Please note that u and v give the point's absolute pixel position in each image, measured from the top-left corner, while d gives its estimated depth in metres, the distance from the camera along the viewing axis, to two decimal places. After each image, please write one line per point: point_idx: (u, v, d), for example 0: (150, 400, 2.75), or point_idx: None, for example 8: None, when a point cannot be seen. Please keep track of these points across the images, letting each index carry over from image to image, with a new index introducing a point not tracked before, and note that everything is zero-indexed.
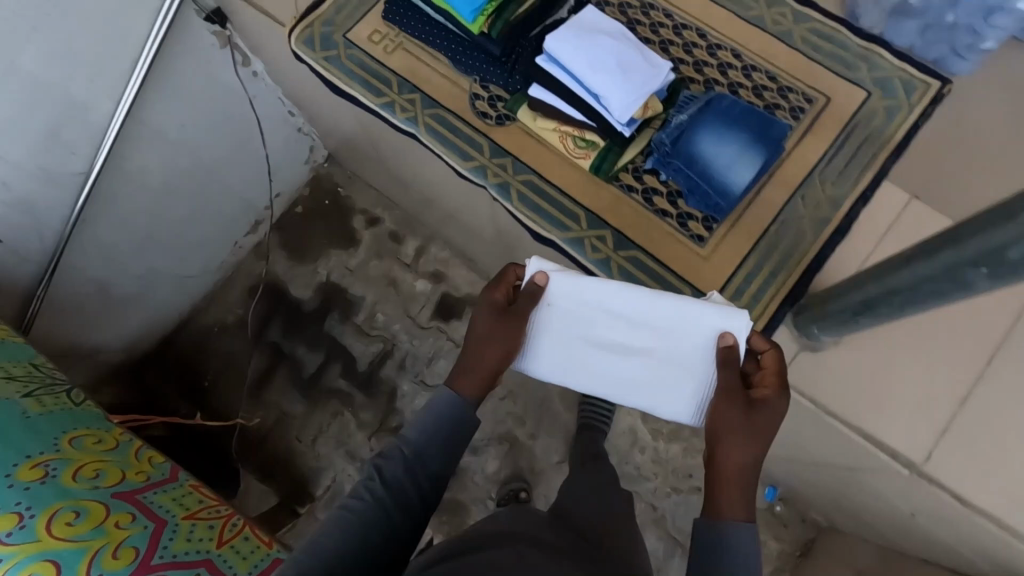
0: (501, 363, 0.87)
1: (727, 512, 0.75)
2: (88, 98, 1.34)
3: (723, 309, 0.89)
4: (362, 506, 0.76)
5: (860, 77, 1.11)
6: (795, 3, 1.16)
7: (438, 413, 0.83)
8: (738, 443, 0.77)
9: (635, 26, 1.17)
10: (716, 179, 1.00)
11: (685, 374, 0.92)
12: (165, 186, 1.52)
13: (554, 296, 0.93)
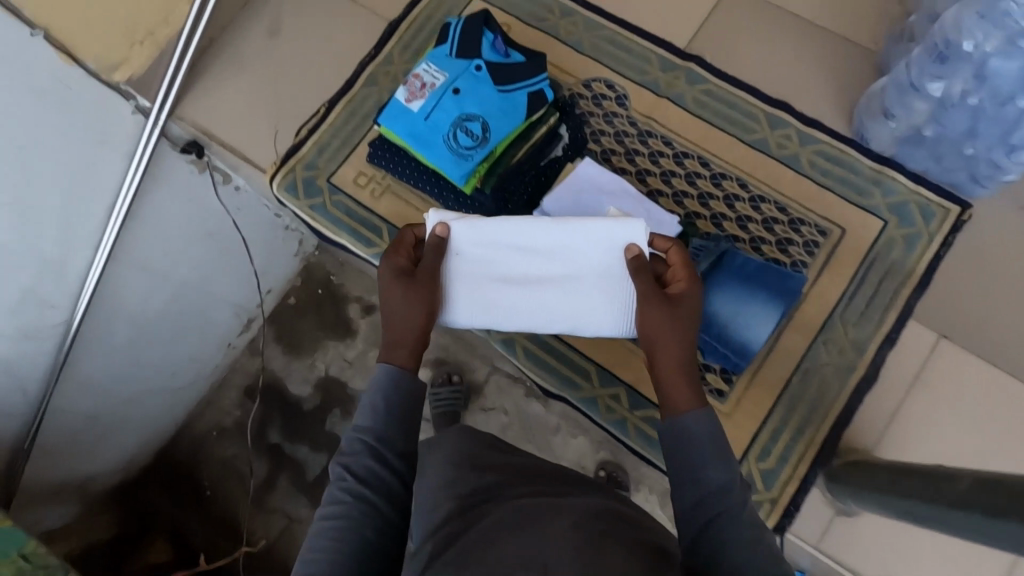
0: (425, 319, 0.79)
1: (678, 406, 0.70)
2: (64, 252, 1.20)
3: (615, 219, 0.85)
4: (347, 510, 0.65)
5: (875, 204, 1.06)
6: (799, 123, 1.11)
7: (381, 391, 0.73)
8: (664, 335, 0.74)
9: (633, 157, 1.12)
10: (735, 336, 0.95)
11: (607, 290, 0.88)
12: (151, 313, 1.42)
13: (460, 245, 0.88)
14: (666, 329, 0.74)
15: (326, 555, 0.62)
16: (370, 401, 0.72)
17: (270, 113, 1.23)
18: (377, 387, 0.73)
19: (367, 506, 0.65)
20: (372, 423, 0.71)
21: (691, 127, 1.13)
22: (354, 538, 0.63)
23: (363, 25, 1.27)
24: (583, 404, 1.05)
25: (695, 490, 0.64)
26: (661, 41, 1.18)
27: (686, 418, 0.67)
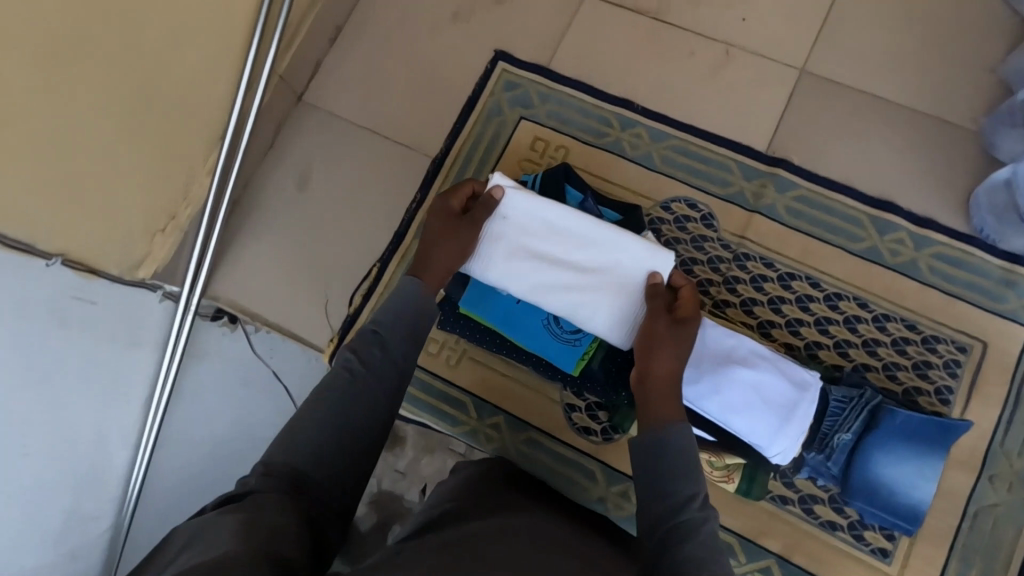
0: (446, 266, 0.83)
1: (660, 417, 0.75)
2: (100, 458, 1.01)
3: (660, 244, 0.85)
4: (343, 388, 0.69)
5: (1013, 308, 0.95)
6: (910, 224, 1.00)
7: (408, 317, 0.77)
8: (662, 352, 0.78)
9: (733, 285, 1.01)
10: (898, 497, 0.84)
11: (628, 296, 0.83)
12: (191, 477, 1.03)
13: (505, 206, 0.85)
14: (665, 346, 0.79)
15: (316, 445, 0.64)
16: (390, 307, 0.78)
17: (316, 279, 1.11)
18: (401, 310, 0.78)
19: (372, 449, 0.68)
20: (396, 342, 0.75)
21: (790, 242, 1.02)
22: (352, 449, 0.66)
23: (401, 164, 1.14)
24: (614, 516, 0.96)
25: (659, 500, 0.69)
26: (738, 145, 1.07)
27: (667, 432, 0.73)
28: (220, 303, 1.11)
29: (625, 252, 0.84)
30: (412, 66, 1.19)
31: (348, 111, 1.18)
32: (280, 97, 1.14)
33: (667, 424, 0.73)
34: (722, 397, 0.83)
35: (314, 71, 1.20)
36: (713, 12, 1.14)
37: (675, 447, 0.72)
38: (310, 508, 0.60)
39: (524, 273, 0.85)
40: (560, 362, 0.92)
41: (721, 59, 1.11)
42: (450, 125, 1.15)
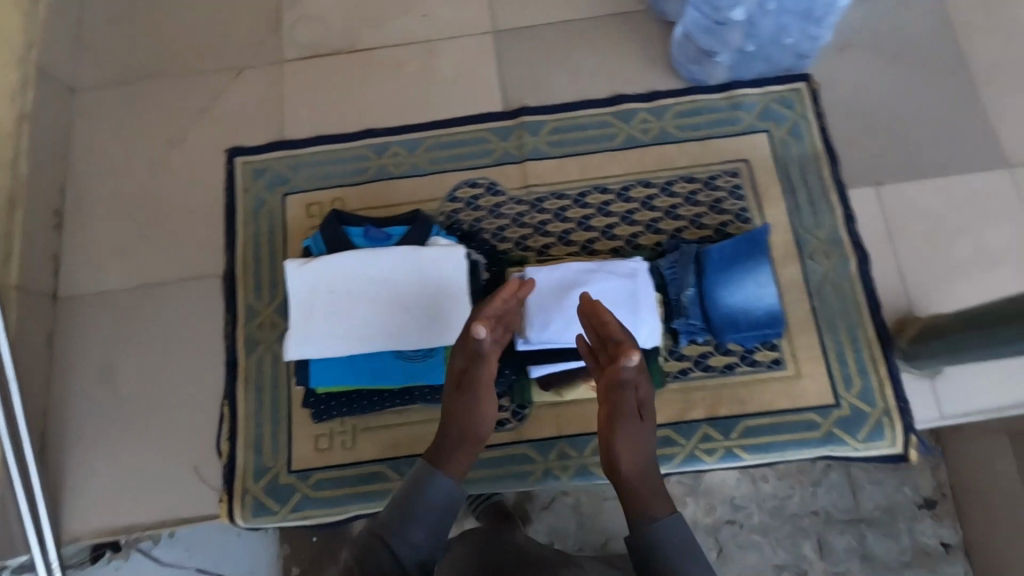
0: (482, 431, 0.74)
1: (646, 514, 0.68)
2: None
3: (448, 245, 0.87)
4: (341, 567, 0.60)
5: (749, 123, 1.11)
6: (643, 104, 1.13)
7: (444, 514, 0.66)
8: (616, 439, 0.72)
9: (544, 228, 1.07)
10: (758, 312, 0.93)
11: (446, 299, 0.86)
12: None
13: (305, 285, 0.85)
14: (614, 428, 0.72)
15: None
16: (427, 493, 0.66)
17: (173, 453, 1.01)
18: (436, 510, 0.65)
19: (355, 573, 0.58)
20: (415, 527, 0.63)
21: (567, 168, 1.10)
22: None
23: (195, 297, 1.08)
24: (578, 480, 0.97)
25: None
26: (482, 117, 1.14)
27: (645, 530, 0.66)
28: (84, 542, 0.98)
29: (426, 267, 0.86)
30: (155, 205, 1.13)
31: (114, 281, 1.09)
32: (32, 306, 1.04)
33: (657, 523, 0.66)
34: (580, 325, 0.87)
35: (57, 263, 1.10)
36: (396, 23, 1.22)
37: (676, 541, 0.65)
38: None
39: (351, 329, 0.85)
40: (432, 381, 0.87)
41: (426, 56, 1.19)
42: (223, 237, 1.10)
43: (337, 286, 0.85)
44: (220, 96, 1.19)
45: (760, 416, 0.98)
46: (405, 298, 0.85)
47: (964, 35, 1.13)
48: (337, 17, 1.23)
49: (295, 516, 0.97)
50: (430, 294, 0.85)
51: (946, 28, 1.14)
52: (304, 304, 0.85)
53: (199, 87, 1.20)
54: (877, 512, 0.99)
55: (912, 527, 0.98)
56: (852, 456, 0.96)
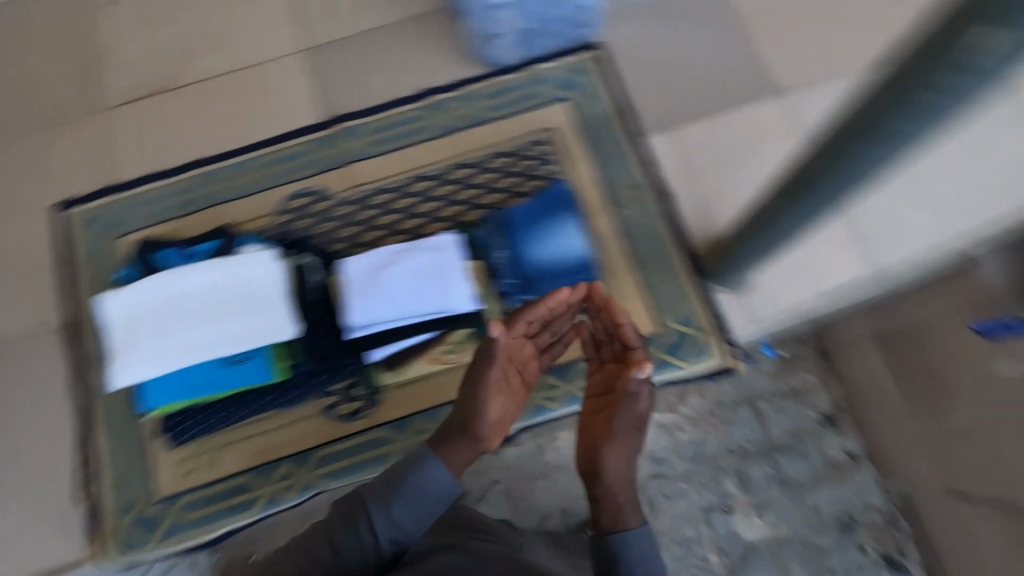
0: (489, 431, 0.80)
1: (618, 525, 0.77)
2: None
3: (258, 251, 0.94)
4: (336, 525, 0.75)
5: (550, 95, 1.20)
6: (452, 93, 1.20)
7: (435, 495, 0.77)
8: (607, 451, 0.78)
9: (375, 223, 1.12)
10: (567, 262, 1.02)
11: (262, 299, 0.92)
12: None
13: (123, 313, 0.90)
14: (608, 439, 0.79)
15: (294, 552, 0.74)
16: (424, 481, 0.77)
17: (39, 509, 1.01)
18: (429, 496, 0.77)
19: (332, 544, 0.73)
20: (401, 506, 0.75)
21: (389, 164, 1.16)
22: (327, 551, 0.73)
23: (39, 353, 1.08)
24: None
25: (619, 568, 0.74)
26: (303, 130, 1.19)
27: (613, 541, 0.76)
28: None
29: (239, 274, 0.92)
30: None
31: None
32: None
33: (626, 535, 0.76)
34: (397, 304, 0.95)
35: None
36: (211, 56, 1.26)
37: (638, 553, 0.75)
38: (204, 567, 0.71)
39: (172, 344, 0.89)
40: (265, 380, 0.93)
41: (243, 82, 1.23)
42: (62, 289, 1.11)
43: (154, 307, 0.90)
44: (43, 154, 1.20)
45: None
46: (222, 306, 0.91)
47: None
48: (150, 60, 1.26)
49: (166, 542, 0.98)
50: (247, 297, 0.92)
51: None
52: (123, 330, 0.89)
53: (22, 148, 1.21)
54: (788, 439, 1.06)
55: (818, 443, 1.06)
56: (684, 375, 1.06)
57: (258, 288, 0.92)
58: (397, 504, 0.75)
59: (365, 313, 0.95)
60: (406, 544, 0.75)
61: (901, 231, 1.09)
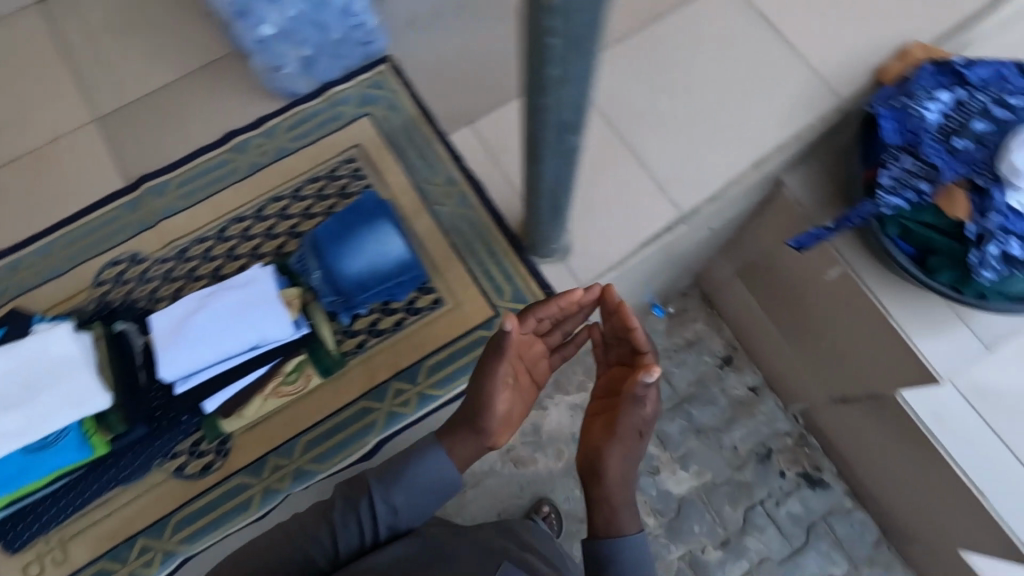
0: (495, 427, 0.86)
1: (613, 528, 0.84)
2: None
3: (47, 330, 0.94)
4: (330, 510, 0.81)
5: (351, 113, 1.22)
6: (253, 130, 1.20)
7: (433, 489, 0.84)
8: (607, 454, 0.86)
9: (196, 273, 1.11)
10: (390, 264, 1.04)
11: (56, 377, 0.91)
12: None
13: None
14: (610, 443, 0.87)
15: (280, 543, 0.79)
16: (425, 474, 0.84)
17: None
18: (429, 486, 0.84)
19: (336, 536, 0.79)
20: (402, 495, 0.82)
21: (201, 213, 1.15)
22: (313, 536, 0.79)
23: None
24: (301, 484, 1.00)
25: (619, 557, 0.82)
26: (106, 199, 1.16)
27: (605, 544, 0.83)
28: None
29: (30, 357, 0.92)
30: None
31: None
32: None
33: (623, 538, 0.82)
34: (211, 346, 0.94)
35: None
36: None
37: (631, 559, 0.82)
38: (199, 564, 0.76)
39: None
40: (86, 458, 0.94)
41: (35, 165, 1.20)
42: None
43: None
44: None
45: (438, 353, 1.07)
46: (15, 393, 0.90)
47: None
48: None
49: None
50: (41, 378, 0.91)
51: None
52: None
53: None
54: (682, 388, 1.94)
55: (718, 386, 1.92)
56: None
57: (51, 366, 0.91)
58: (398, 495, 0.82)
59: (180, 364, 0.94)
60: (400, 529, 0.83)
61: (665, 141, 1.19)
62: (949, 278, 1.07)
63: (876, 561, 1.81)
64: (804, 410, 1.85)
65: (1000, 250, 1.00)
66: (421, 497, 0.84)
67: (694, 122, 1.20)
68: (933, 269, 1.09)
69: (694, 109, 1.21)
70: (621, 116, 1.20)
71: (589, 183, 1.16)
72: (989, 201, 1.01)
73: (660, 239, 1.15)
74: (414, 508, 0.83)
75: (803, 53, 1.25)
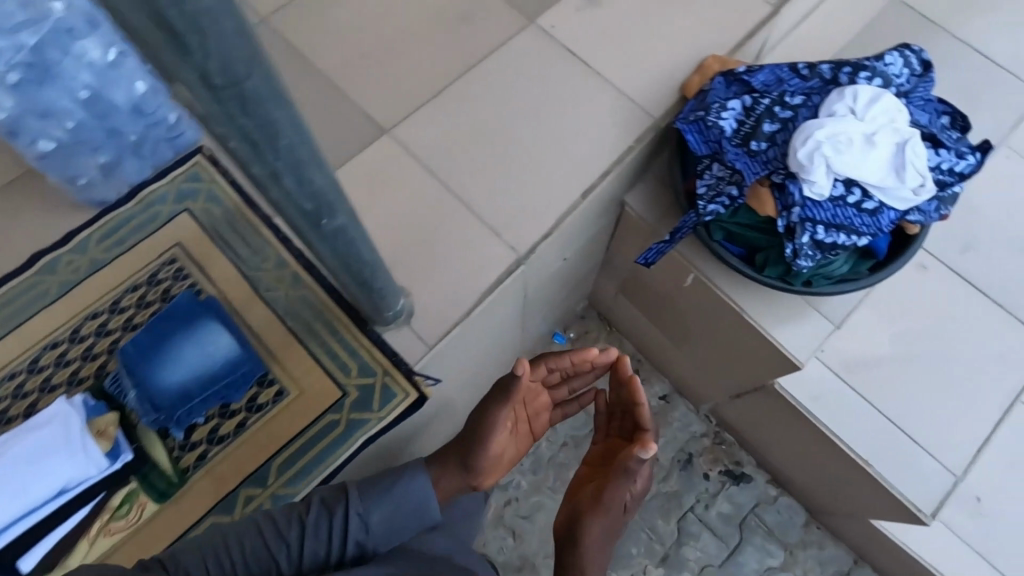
0: (485, 467, 0.98)
1: None
2: None
3: None
4: (308, 517, 0.88)
5: (169, 211, 1.16)
6: (60, 247, 1.12)
7: (407, 515, 0.92)
8: (589, 521, 1.01)
9: (9, 414, 1.02)
10: (216, 366, 1.03)
11: None
12: None
13: None
14: (598, 509, 1.02)
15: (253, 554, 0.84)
16: (401, 508, 0.92)
17: None
18: (407, 512, 0.92)
19: (305, 542, 0.86)
20: (375, 514, 0.90)
21: (9, 348, 1.06)
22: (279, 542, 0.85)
23: None
24: None
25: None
26: None
27: None
28: None
29: None
30: None
31: None
32: None
33: None
34: (13, 497, 0.89)
35: None
36: None
37: None
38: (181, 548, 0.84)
39: None
40: None
41: None
42: None
43: None
44: None
45: (286, 448, 1.02)
46: None
47: (310, 53, 1.31)
48: None
49: None
50: None
51: (291, 55, 1.31)
52: None
53: None
54: None
55: None
56: (380, 427, 1.04)
57: None
58: (372, 513, 0.90)
59: None
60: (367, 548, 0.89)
61: (496, 186, 1.20)
62: (776, 272, 1.12)
63: (807, 542, 1.86)
64: (711, 408, 1.92)
65: (809, 239, 1.06)
66: (396, 526, 0.91)
67: (521, 162, 1.22)
68: (761, 265, 1.15)
69: (521, 150, 1.23)
70: (451, 168, 1.21)
71: (424, 241, 1.15)
72: (789, 196, 1.06)
73: (505, 284, 1.14)
74: (382, 532, 0.90)
75: (614, 80, 1.30)
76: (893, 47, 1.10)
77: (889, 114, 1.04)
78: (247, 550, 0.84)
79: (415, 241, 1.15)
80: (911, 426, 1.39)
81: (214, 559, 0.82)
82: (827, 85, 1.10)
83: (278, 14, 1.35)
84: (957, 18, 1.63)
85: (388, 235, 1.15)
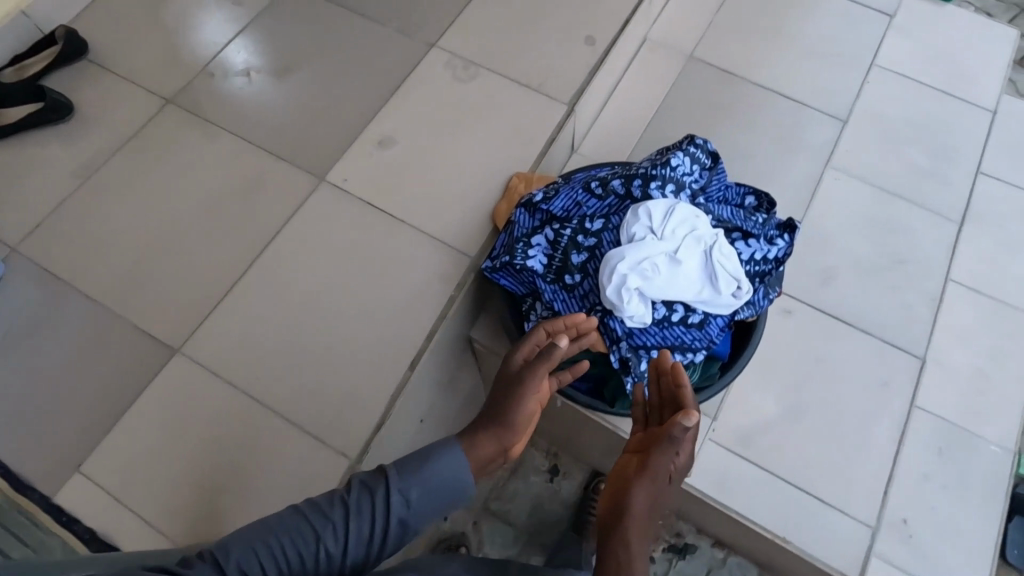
0: (521, 425, 0.87)
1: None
2: None
3: None
4: (349, 499, 0.77)
5: None
6: None
7: (447, 492, 0.80)
8: (635, 491, 0.82)
9: None
10: None
11: None
12: None
13: None
14: (641, 477, 0.83)
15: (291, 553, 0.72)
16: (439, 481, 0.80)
17: None
18: (447, 486, 0.80)
19: (349, 522, 0.75)
20: (417, 487, 0.79)
21: None
22: (316, 532, 0.74)
23: None
24: None
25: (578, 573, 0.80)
26: None
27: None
28: None
29: None
30: None
31: None
32: None
33: None
34: None
35: None
36: None
37: None
38: (223, 540, 0.73)
39: None
40: None
41: None
42: None
43: None
44: None
45: None
46: None
47: (75, 277, 1.16)
48: None
49: None
50: None
51: (53, 285, 1.15)
52: None
53: None
54: None
55: None
56: None
57: None
58: (414, 487, 0.78)
59: None
60: (411, 527, 0.78)
61: (314, 383, 1.07)
62: (627, 404, 1.05)
63: None
64: None
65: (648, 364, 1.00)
66: (439, 502, 0.80)
67: (337, 345, 1.11)
68: (611, 398, 1.07)
69: (336, 331, 1.12)
70: (260, 376, 1.08)
71: (243, 472, 1.01)
72: (612, 330, 0.99)
73: None
74: (424, 510, 0.79)
75: (421, 224, 1.21)
76: (677, 147, 1.06)
77: (688, 222, 0.99)
78: (291, 536, 0.73)
79: (232, 475, 1.01)
80: (821, 489, 1.35)
81: (261, 547, 0.71)
82: (623, 201, 1.05)
83: (29, 240, 1.19)
84: (749, 65, 1.70)
85: (199, 478, 1.00)
